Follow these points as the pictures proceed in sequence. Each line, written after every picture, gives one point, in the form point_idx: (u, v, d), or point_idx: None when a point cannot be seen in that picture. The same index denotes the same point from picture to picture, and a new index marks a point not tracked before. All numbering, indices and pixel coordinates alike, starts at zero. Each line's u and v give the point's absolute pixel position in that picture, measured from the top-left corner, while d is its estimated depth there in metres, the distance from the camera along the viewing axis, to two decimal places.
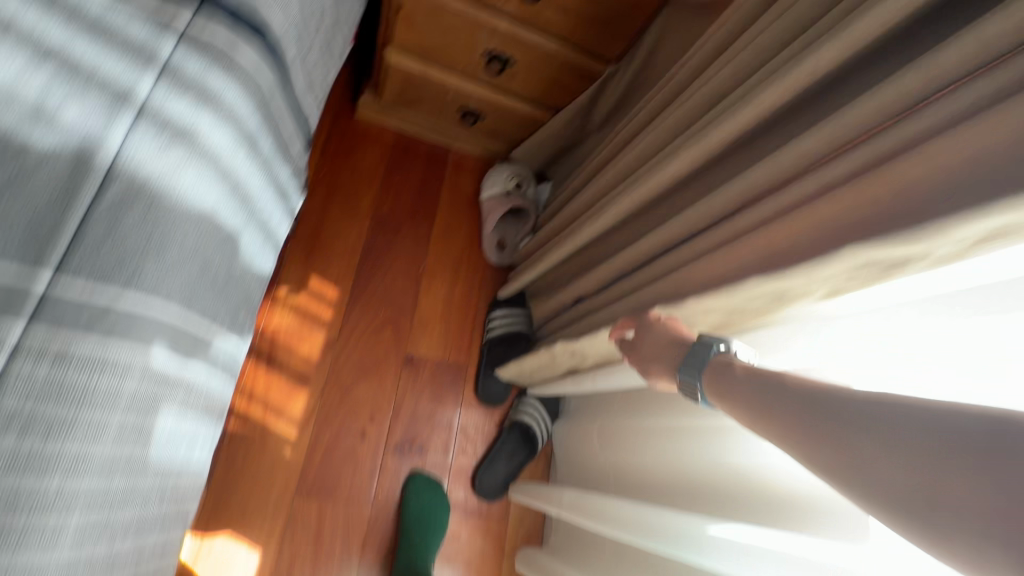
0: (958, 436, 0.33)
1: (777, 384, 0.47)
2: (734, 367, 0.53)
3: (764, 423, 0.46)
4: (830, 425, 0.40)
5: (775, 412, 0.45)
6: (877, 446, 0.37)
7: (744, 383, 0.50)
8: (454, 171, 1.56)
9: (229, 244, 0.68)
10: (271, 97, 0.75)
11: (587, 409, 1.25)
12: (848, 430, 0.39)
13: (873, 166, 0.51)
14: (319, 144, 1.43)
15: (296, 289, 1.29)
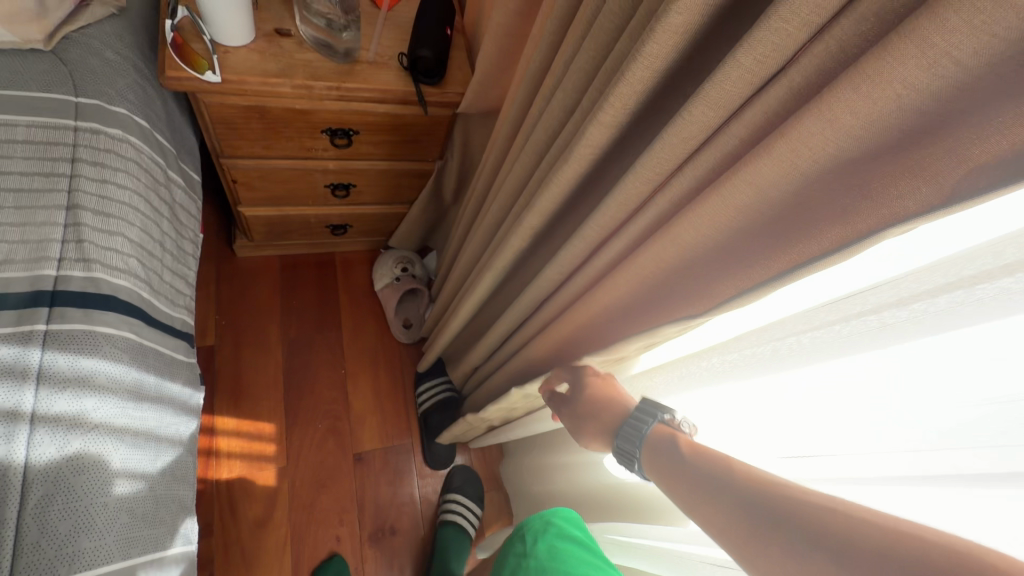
0: (887, 555, 0.38)
1: (728, 480, 0.53)
2: (678, 445, 0.62)
3: (709, 513, 0.53)
4: (778, 527, 0.46)
5: (712, 500, 0.53)
6: (819, 555, 0.42)
7: (690, 468, 0.58)
8: (345, 272, 1.70)
9: (149, 480, 0.81)
10: (143, 338, 0.87)
11: (521, 446, 1.44)
12: (792, 532, 0.45)
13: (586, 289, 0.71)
14: (212, 296, 1.55)
15: (235, 435, 1.42)
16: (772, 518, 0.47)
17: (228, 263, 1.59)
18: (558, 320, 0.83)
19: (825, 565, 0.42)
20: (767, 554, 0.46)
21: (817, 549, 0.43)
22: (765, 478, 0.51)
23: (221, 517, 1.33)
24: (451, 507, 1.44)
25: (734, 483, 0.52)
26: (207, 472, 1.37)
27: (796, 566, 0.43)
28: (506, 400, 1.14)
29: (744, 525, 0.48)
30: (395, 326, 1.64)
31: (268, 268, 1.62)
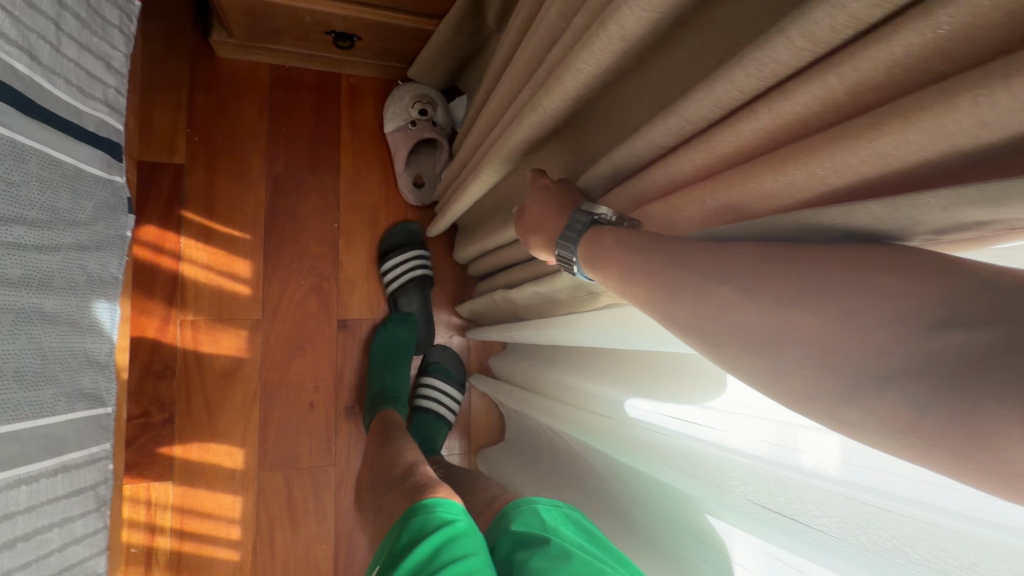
0: (793, 271, 0.39)
1: (643, 237, 0.50)
2: (604, 233, 0.55)
3: (631, 288, 0.49)
4: (689, 277, 0.44)
5: (634, 272, 0.49)
6: (732, 291, 0.41)
7: (613, 246, 0.53)
8: (351, 104, 1.36)
9: (25, 329, 0.60)
10: (18, 129, 0.59)
11: (525, 351, 1.25)
12: (704, 281, 0.43)
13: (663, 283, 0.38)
14: (184, 103, 1.25)
15: (205, 274, 1.23)
16: (685, 288, 0.44)
17: (207, 62, 1.26)
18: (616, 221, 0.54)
19: (735, 296, 0.41)
20: (690, 310, 0.43)
21: (722, 285, 0.42)
22: (669, 244, 0.48)
23: (185, 358, 1.20)
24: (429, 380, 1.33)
25: (652, 250, 0.49)
26: (171, 308, 1.21)
27: (712, 329, 0.42)
28: (544, 284, 0.92)
29: (665, 292, 0.45)
30: (403, 184, 1.36)
31: (256, 79, 1.30)
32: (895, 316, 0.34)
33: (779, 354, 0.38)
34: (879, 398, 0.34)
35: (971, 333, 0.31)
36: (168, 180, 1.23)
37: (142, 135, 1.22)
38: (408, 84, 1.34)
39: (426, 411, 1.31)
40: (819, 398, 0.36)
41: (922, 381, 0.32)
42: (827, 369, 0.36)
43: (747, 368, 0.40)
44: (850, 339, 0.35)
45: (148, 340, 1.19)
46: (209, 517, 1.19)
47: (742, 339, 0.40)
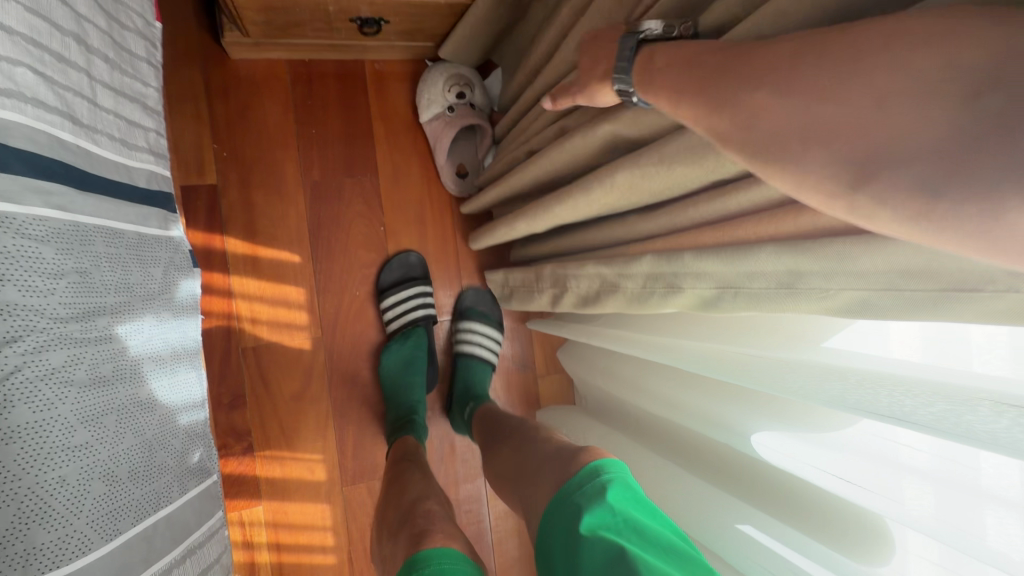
0: (870, 35, 0.31)
1: (698, 51, 0.43)
2: (652, 58, 0.47)
3: (684, 112, 0.43)
4: (735, 81, 0.38)
5: (675, 93, 0.43)
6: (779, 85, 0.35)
7: (666, 70, 0.45)
8: (380, 94, 1.25)
9: (129, 424, 0.56)
10: (77, 210, 0.53)
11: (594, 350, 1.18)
12: (750, 74, 0.37)
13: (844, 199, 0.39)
14: (205, 116, 1.15)
15: (259, 296, 1.18)
16: (721, 105, 0.38)
17: (219, 67, 1.15)
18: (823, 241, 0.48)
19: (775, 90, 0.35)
20: (741, 111, 0.37)
21: (763, 83, 0.36)
22: (710, 53, 0.41)
23: (254, 384, 1.18)
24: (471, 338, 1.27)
25: (698, 59, 0.42)
26: (230, 337, 1.17)
27: (771, 130, 0.35)
28: (613, 267, 0.79)
29: (718, 107, 0.39)
30: (446, 178, 1.27)
31: (275, 79, 1.19)
32: (930, 92, 0.28)
33: (832, 143, 0.32)
34: (898, 182, 0.30)
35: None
36: (203, 204, 1.15)
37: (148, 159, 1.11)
38: (440, 65, 1.22)
39: (478, 363, 1.27)
40: (833, 182, 0.33)
41: (960, 147, 0.28)
42: (843, 155, 0.32)
43: (774, 161, 0.36)
44: (894, 123, 0.30)
45: (214, 371, 1.15)
46: (303, 532, 1.19)
47: (763, 147, 0.36)
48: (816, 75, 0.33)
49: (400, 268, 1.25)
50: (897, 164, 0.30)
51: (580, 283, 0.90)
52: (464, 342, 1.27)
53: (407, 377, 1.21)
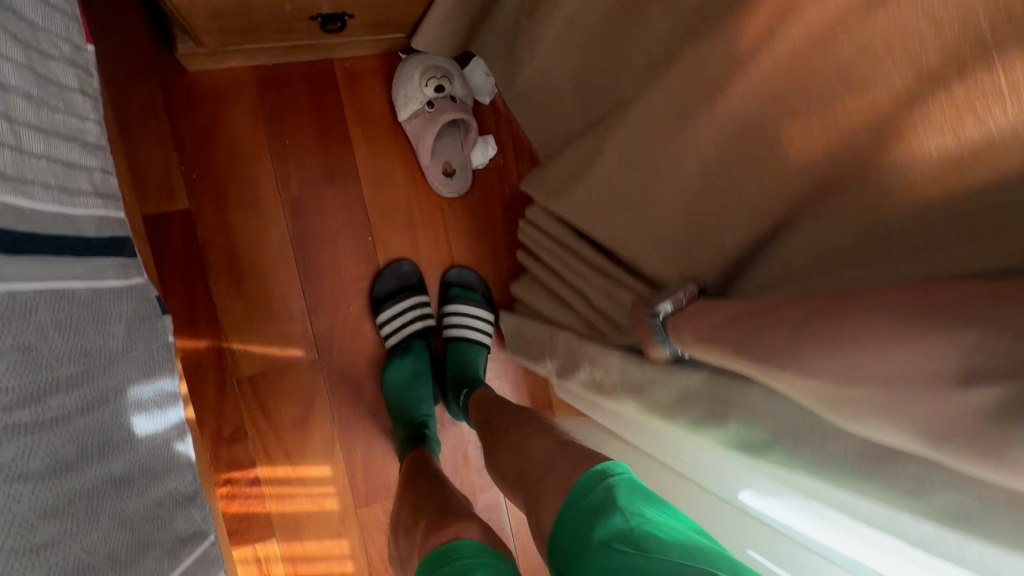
0: (881, 314, 0.47)
1: (753, 308, 0.62)
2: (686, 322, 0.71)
3: (737, 355, 0.61)
4: (782, 339, 0.55)
5: (737, 343, 0.61)
6: (815, 348, 0.51)
7: (703, 321, 0.68)
8: (353, 94, 1.17)
9: (102, 507, 0.50)
10: (12, 280, 0.46)
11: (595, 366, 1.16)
12: (794, 341, 0.54)
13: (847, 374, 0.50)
14: (168, 137, 1.07)
15: (248, 324, 1.12)
16: (771, 364, 0.56)
17: (177, 83, 1.07)
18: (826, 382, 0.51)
19: (803, 351, 0.52)
20: (795, 388, 0.54)
21: (801, 342, 0.53)
22: (751, 320, 0.61)
23: (253, 415, 1.13)
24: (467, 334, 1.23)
25: (753, 309, 0.61)
26: (223, 369, 1.11)
27: (825, 388, 0.50)
28: (644, 370, 0.83)
29: (761, 353, 0.57)
30: (432, 178, 1.20)
31: (239, 89, 1.10)
32: (930, 368, 0.42)
33: (851, 408, 0.48)
34: (960, 442, 0.41)
35: (990, 386, 0.39)
36: (178, 232, 1.08)
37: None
38: (414, 57, 1.14)
39: (470, 344, 1.23)
40: (914, 437, 0.44)
41: (972, 416, 0.40)
42: (903, 436, 0.45)
43: (816, 396, 0.52)
44: (891, 381, 0.45)
45: (210, 406, 1.10)
46: (320, 560, 1.16)
47: (818, 396, 0.51)
48: (852, 372, 0.47)
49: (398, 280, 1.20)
50: (925, 433, 0.43)
51: (598, 371, 0.94)
52: (453, 321, 1.22)
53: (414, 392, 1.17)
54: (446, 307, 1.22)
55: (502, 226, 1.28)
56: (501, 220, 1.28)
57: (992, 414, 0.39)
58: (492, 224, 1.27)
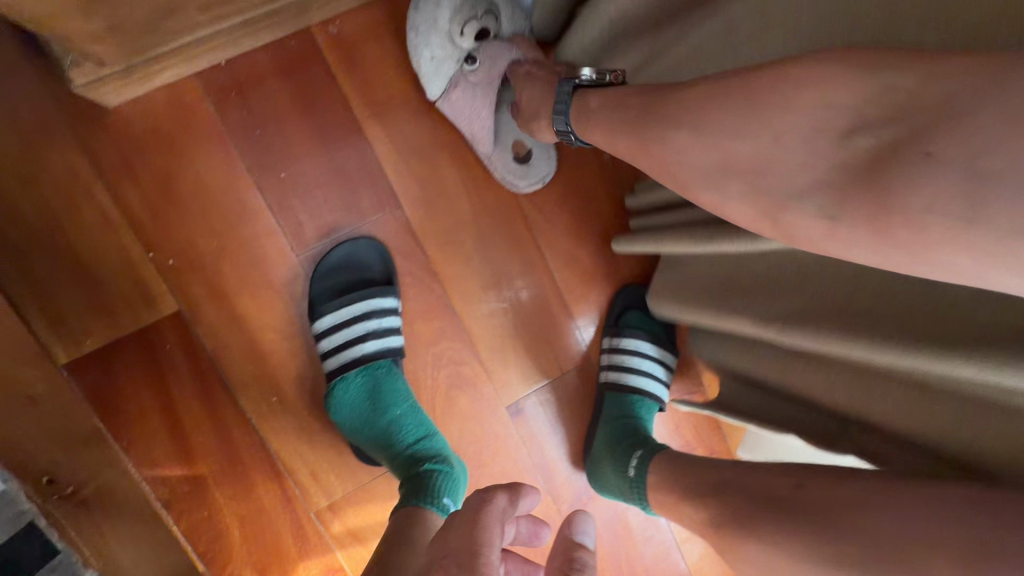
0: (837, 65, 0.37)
1: (635, 98, 0.55)
2: (590, 99, 0.61)
3: (631, 132, 0.54)
4: (642, 118, 0.52)
5: (625, 128, 0.55)
6: (705, 100, 0.45)
7: (602, 109, 0.59)
8: (355, 78, 0.76)
9: None
10: None
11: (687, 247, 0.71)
12: (675, 114, 0.48)
13: (754, 154, 0.42)
14: (116, 218, 0.71)
15: (307, 439, 0.80)
16: (646, 137, 0.51)
17: (101, 131, 0.70)
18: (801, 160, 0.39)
19: (678, 129, 0.47)
20: (714, 144, 0.45)
21: (657, 100, 0.51)
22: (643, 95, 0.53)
23: (351, 553, 0.83)
24: (632, 379, 0.86)
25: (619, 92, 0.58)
26: (293, 507, 0.81)
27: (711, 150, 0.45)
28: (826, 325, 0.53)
29: (670, 150, 0.49)
30: (502, 170, 0.80)
31: (191, 117, 0.72)
32: (818, 130, 0.38)
33: (723, 174, 0.45)
34: (811, 215, 0.40)
35: (876, 134, 0.36)
36: (177, 347, 0.74)
37: (58, 322, 0.70)
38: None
39: (640, 395, 0.87)
40: (753, 207, 0.44)
41: (865, 192, 0.37)
42: (749, 193, 0.44)
43: (702, 191, 0.48)
44: (801, 123, 0.39)
45: (293, 561, 0.81)
46: None
47: (698, 174, 0.47)
48: (731, 168, 0.44)
49: (342, 265, 0.78)
50: (842, 204, 0.38)
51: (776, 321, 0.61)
52: (624, 362, 0.86)
53: (384, 418, 0.77)
54: (614, 337, 0.87)
55: (606, 211, 0.88)
56: (604, 202, 0.88)
57: (861, 164, 0.37)
58: (592, 210, 0.88)
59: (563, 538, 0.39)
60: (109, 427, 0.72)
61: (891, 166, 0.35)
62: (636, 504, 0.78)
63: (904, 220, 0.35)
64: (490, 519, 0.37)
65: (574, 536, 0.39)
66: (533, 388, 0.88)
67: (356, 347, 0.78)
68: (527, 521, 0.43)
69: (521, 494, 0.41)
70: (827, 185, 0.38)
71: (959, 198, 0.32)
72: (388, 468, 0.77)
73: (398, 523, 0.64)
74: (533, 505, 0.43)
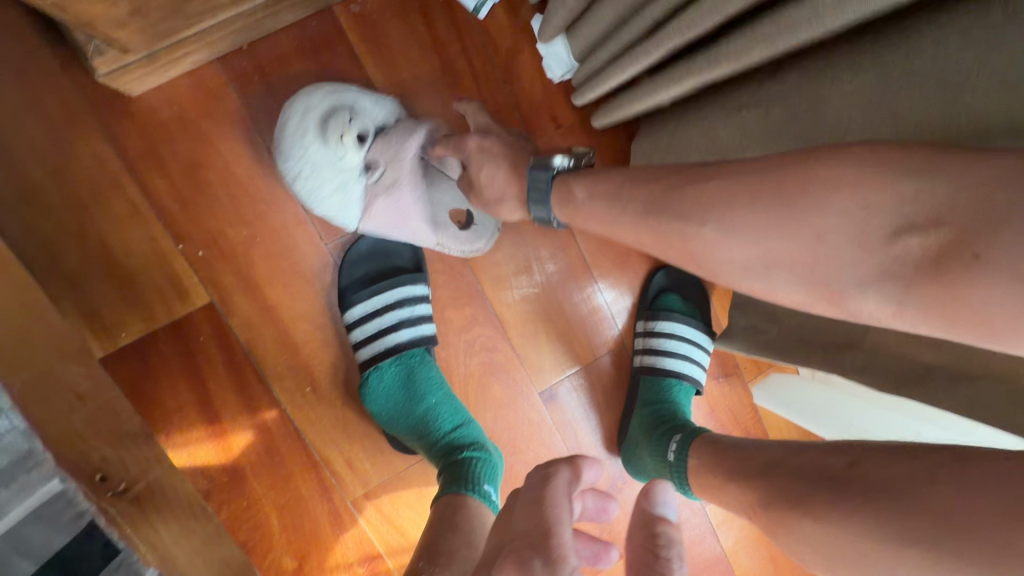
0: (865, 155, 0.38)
1: (627, 179, 0.54)
2: (575, 191, 0.60)
3: (621, 217, 0.54)
4: (649, 201, 0.51)
5: (614, 213, 0.55)
6: (715, 189, 0.45)
7: (591, 198, 0.58)
8: (379, 57, 0.74)
9: None
10: None
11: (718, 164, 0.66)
12: (685, 206, 0.47)
13: (779, 232, 0.42)
14: (144, 210, 0.70)
15: (342, 428, 0.80)
16: (665, 229, 0.49)
17: (125, 122, 0.68)
18: (834, 255, 0.40)
19: (694, 227, 0.47)
20: (744, 238, 0.44)
21: (673, 184, 0.49)
22: (642, 175, 0.53)
23: (388, 540, 0.83)
24: (669, 361, 0.85)
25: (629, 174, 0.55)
26: (330, 496, 0.80)
27: (744, 256, 0.45)
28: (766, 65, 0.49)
29: (722, 243, 0.46)
30: (452, 244, 0.77)
31: (215, 103, 0.70)
32: (861, 228, 0.38)
33: (768, 270, 0.44)
34: (876, 303, 0.39)
35: (924, 237, 0.36)
36: (211, 339, 0.74)
37: (91, 316, 0.70)
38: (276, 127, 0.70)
39: (678, 378, 0.85)
40: (809, 292, 0.43)
41: (900, 277, 0.37)
42: (806, 283, 0.43)
43: (738, 278, 0.47)
44: (830, 214, 0.39)
45: (332, 549, 0.81)
46: None
47: (735, 267, 0.46)
48: (774, 264, 0.43)
49: (371, 253, 0.77)
50: (897, 294, 0.38)
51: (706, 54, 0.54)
52: (659, 346, 0.84)
53: (419, 407, 0.77)
54: (650, 319, 0.85)
55: None
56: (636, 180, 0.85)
57: (924, 262, 0.36)
58: None
59: (641, 511, 0.31)
60: (148, 419, 0.73)
61: (945, 263, 0.35)
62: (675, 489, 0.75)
63: (965, 304, 0.34)
64: (557, 498, 0.33)
65: (653, 510, 0.31)
66: (566, 374, 0.87)
67: (388, 334, 0.76)
68: (592, 496, 0.38)
69: (582, 468, 0.37)
70: (880, 265, 0.38)
71: (1011, 295, 0.32)
72: (424, 457, 0.76)
73: (442, 513, 0.63)
74: (597, 477, 0.38)
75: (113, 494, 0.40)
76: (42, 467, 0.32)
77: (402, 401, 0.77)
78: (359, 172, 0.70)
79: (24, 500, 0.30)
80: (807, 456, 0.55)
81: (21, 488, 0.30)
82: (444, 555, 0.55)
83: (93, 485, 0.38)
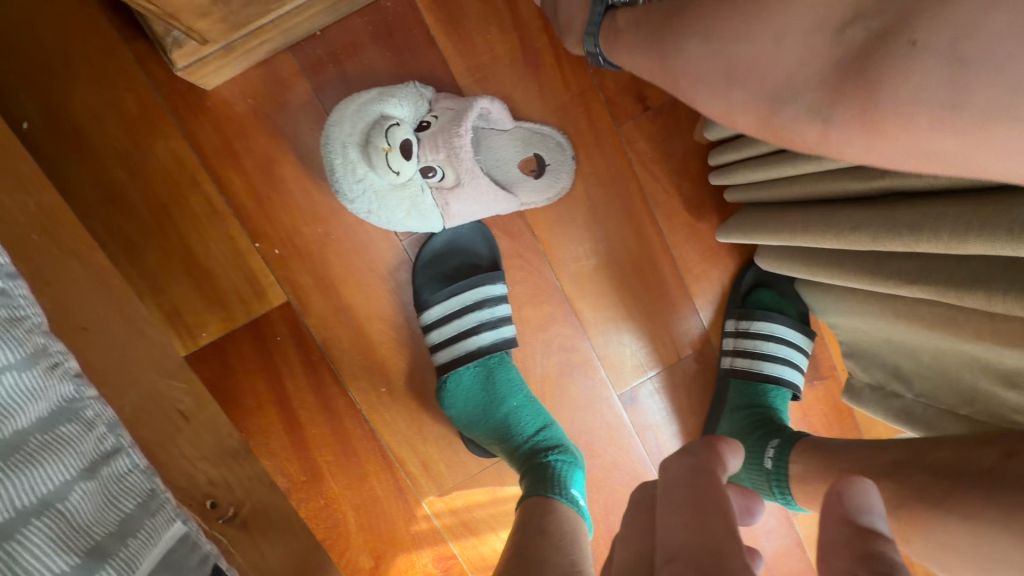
0: None
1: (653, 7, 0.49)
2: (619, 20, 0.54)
3: (641, 53, 0.50)
4: (656, 26, 0.47)
5: (631, 49, 0.51)
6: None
7: (622, 27, 0.52)
8: (457, 40, 0.68)
9: None
10: None
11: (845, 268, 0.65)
12: (687, 19, 0.43)
13: (738, 41, 0.39)
14: (221, 207, 0.68)
15: (416, 427, 0.78)
16: (663, 53, 0.46)
17: (201, 117, 0.66)
18: (776, 58, 0.37)
19: (685, 41, 0.43)
20: (716, 51, 0.41)
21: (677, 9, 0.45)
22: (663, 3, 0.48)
23: (461, 540, 0.81)
24: (767, 366, 0.78)
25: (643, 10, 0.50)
26: (406, 497, 0.79)
27: (713, 71, 0.41)
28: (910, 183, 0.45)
29: (688, 60, 0.43)
30: (535, 198, 0.72)
31: (289, 94, 0.67)
32: (818, 25, 0.34)
33: (728, 86, 0.41)
34: (803, 115, 0.36)
35: (871, 22, 0.31)
36: (287, 338, 0.72)
37: (172, 314, 0.69)
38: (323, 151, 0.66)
39: (776, 382, 0.78)
40: (754, 113, 0.40)
41: (826, 84, 0.34)
42: (751, 99, 0.39)
43: (700, 95, 0.44)
44: (788, 16, 0.35)
45: (406, 548, 0.79)
46: None
47: (699, 83, 0.43)
48: (734, 76, 0.40)
49: (447, 250, 0.74)
50: (832, 107, 0.34)
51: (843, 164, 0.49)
52: (755, 348, 0.78)
53: (499, 410, 0.74)
54: (745, 320, 0.78)
55: None
56: None
57: (851, 64, 0.32)
58: None
59: (844, 522, 0.26)
60: (230, 418, 0.72)
61: (875, 59, 0.31)
62: (774, 499, 0.68)
63: (890, 104, 0.31)
64: (716, 504, 0.28)
65: (865, 521, 0.26)
66: (647, 376, 0.81)
67: (463, 332, 0.73)
68: (736, 492, 0.33)
69: (726, 459, 0.32)
70: (816, 72, 0.35)
71: (932, 76, 0.29)
72: (505, 461, 0.73)
73: (529, 518, 0.60)
74: (738, 466, 0.33)
75: (222, 521, 0.39)
76: (165, 509, 0.32)
77: (482, 406, 0.74)
78: (421, 180, 0.63)
79: (154, 548, 0.30)
80: (946, 451, 0.46)
81: (149, 535, 0.30)
82: (536, 560, 0.51)
83: (204, 514, 0.38)
